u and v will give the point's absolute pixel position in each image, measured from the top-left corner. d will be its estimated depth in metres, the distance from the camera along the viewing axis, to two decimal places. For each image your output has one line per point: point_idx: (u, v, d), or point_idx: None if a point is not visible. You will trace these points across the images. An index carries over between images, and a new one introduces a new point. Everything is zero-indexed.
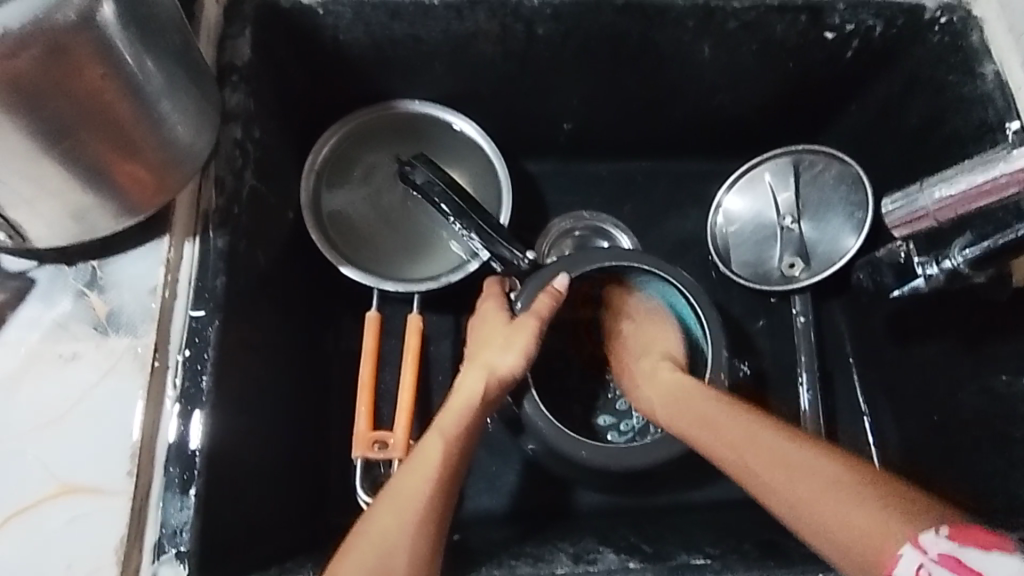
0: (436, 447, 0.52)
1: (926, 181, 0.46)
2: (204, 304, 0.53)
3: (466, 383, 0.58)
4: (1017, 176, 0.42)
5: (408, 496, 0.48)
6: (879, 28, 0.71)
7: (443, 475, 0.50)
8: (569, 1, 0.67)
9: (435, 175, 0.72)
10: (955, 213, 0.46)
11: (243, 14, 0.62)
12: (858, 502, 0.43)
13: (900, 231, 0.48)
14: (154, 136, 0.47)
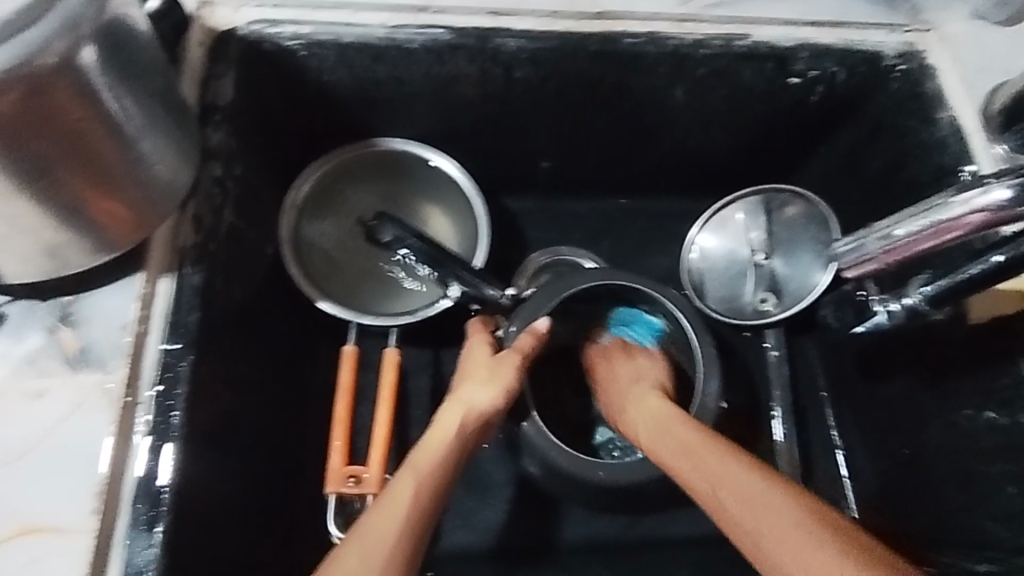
0: (409, 482, 0.51)
1: (877, 224, 0.45)
2: (178, 340, 0.53)
3: (444, 418, 0.58)
4: (961, 216, 0.40)
5: (381, 530, 0.48)
6: (843, 75, 0.74)
7: (417, 511, 0.50)
8: (544, 47, 0.69)
9: (404, 228, 0.74)
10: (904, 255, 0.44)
11: (227, 55, 0.64)
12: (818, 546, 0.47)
13: (855, 273, 0.48)
14: (132, 174, 0.48)
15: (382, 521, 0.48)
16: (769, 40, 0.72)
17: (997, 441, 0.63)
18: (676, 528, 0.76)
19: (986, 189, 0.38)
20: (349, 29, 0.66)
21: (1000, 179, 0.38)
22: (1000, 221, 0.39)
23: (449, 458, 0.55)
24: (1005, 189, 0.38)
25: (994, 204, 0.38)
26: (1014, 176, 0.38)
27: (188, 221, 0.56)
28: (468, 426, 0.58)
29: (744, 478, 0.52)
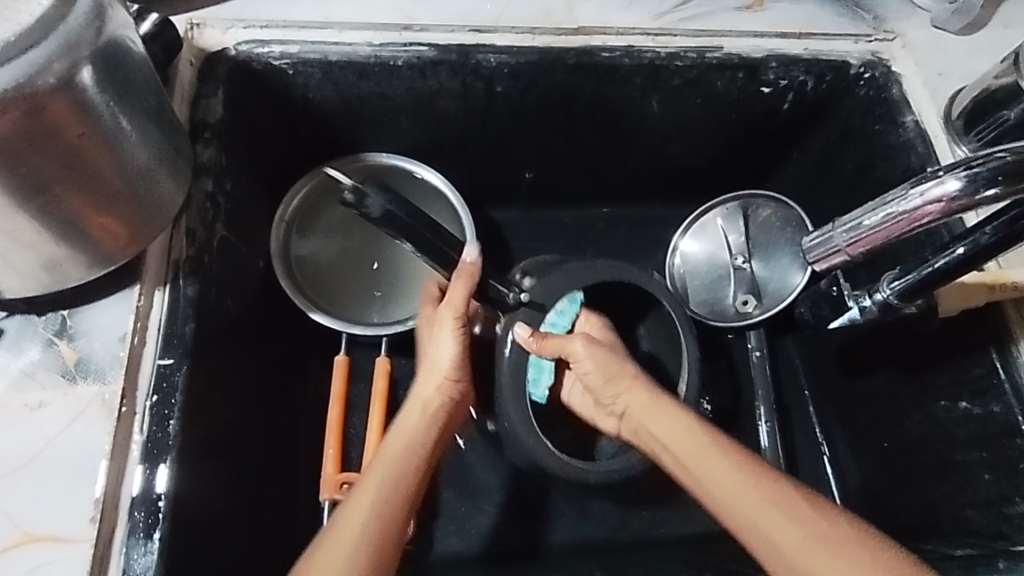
0: (375, 481, 0.53)
1: (837, 221, 0.44)
2: (173, 351, 0.54)
3: (406, 415, 0.59)
4: (933, 203, 0.39)
5: (346, 532, 0.50)
6: (811, 83, 0.78)
7: (389, 504, 0.52)
8: (524, 61, 0.72)
9: (395, 210, 0.59)
10: (871, 246, 0.42)
11: (217, 75, 0.66)
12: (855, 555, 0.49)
13: (818, 267, 0.45)
14: (128, 189, 0.50)
15: (347, 522, 0.50)
16: (739, 51, 0.75)
17: (970, 429, 0.65)
18: (667, 526, 0.77)
19: (940, 180, 0.39)
20: (334, 47, 0.68)
21: (951, 170, 0.39)
22: (956, 212, 0.39)
23: (416, 445, 0.57)
24: (958, 179, 0.38)
25: (949, 194, 0.39)
26: (965, 167, 0.39)
27: (180, 235, 0.58)
28: (435, 406, 0.60)
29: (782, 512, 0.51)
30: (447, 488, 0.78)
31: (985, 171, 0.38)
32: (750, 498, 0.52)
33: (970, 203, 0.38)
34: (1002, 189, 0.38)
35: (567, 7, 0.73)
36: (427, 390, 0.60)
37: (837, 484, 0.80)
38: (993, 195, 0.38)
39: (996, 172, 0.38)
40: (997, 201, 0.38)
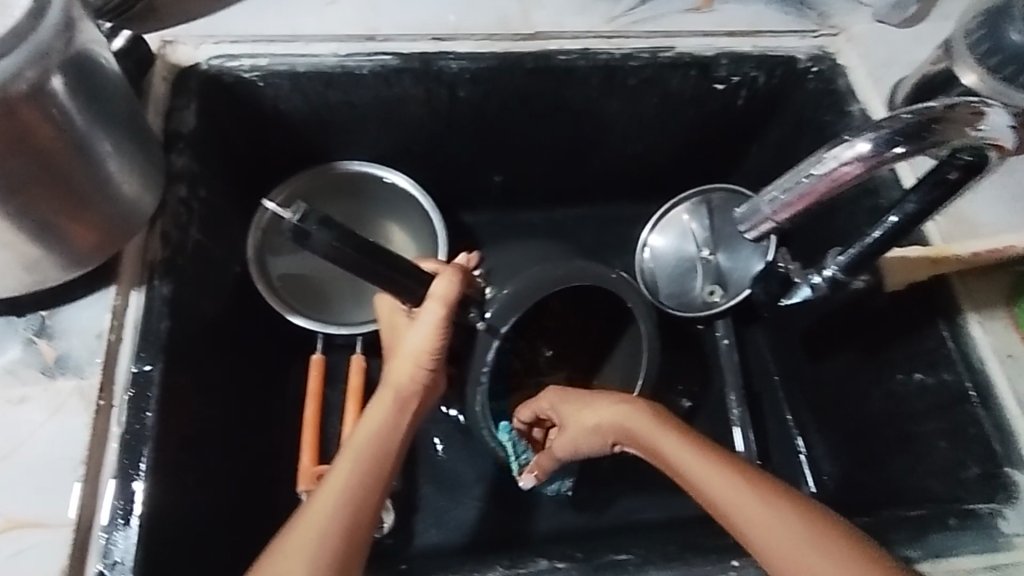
0: (345, 472, 0.54)
1: (763, 190, 0.45)
2: (149, 347, 0.56)
3: (375, 408, 0.60)
4: (847, 166, 0.42)
5: (315, 513, 0.52)
6: (762, 77, 0.81)
7: (359, 486, 0.54)
8: (485, 66, 0.75)
9: (340, 247, 0.59)
10: (794, 212, 0.44)
11: (190, 88, 0.69)
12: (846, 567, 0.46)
13: (749, 237, 0.47)
14: (102, 192, 0.52)
15: (320, 502, 0.52)
16: (690, 50, 0.78)
17: (925, 399, 0.67)
18: (643, 511, 0.79)
19: (851, 142, 0.41)
20: (302, 59, 0.72)
21: (861, 134, 0.42)
22: (869, 171, 0.42)
23: (388, 431, 0.59)
24: (867, 140, 0.41)
25: (860, 154, 0.41)
26: (873, 129, 0.41)
27: (155, 238, 0.60)
28: (407, 394, 0.61)
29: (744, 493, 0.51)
30: (425, 483, 0.80)
31: (889, 134, 0.41)
32: (745, 500, 0.50)
33: (880, 161, 0.41)
34: (909, 146, 0.41)
35: (522, 14, 0.77)
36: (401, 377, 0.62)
37: (807, 464, 0.83)
38: (902, 152, 0.41)
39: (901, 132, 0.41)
40: (904, 157, 0.41)
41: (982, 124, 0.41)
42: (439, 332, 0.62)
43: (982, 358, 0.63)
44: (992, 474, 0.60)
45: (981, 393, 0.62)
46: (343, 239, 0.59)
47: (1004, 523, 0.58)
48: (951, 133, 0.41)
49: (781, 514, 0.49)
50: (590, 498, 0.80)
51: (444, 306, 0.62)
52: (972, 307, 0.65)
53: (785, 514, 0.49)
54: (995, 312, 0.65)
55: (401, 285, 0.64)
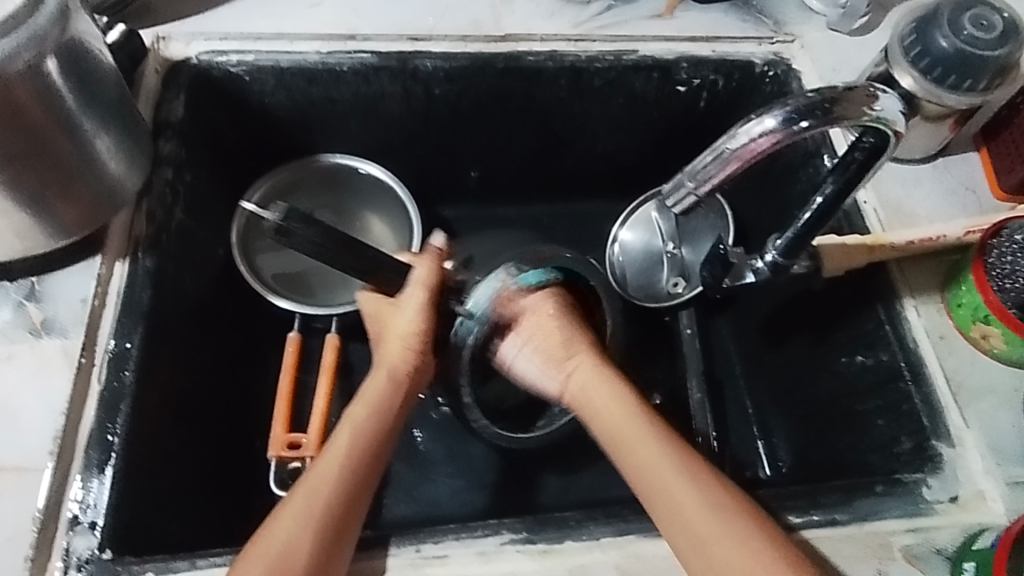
0: (343, 448, 0.58)
1: (686, 166, 0.52)
2: (129, 313, 0.61)
3: (369, 388, 0.63)
4: (757, 139, 0.48)
5: (308, 490, 0.56)
6: (721, 81, 0.85)
7: (352, 464, 0.58)
8: (457, 65, 0.80)
9: (323, 242, 0.60)
10: (714, 183, 0.51)
11: (179, 81, 0.74)
12: (742, 547, 0.53)
13: (676, 209, 0.54)
14: (91, 167, 0.57)
15: (318, 477, 0.56)
16: (653, 54, 0.83)
17: (866, 380, 0.71)
18: (603, 490, 0.83)
19: (760, 119, 0.48)
20: (286, 56, 0.77)
21: (768, 112, 0.48)
22: (776, 143, 0.48)
23: (380, 409, 0.62)
24: (773, 117, 0.48)
25: (768, 128, 0.48)
26: (779, 107, 0.48)
27: (140, 216, 0.65)
28: (401, 373, 0.64)
29: (665, 460, 0.57)
30: (397, 460, 0.83)
31: (792, 110, 0.47)
32: (664, 467, 0.57)
33: (785, 134, 0.48)
34: (810, 121, 0.47)
35: (494, 18, 0.82)
36: (392, 358, 0.64)
37: (765, 449, 0.86)
38: (805, 126, 0.47)
39: (800, 110, 0.48)
40: (811, 131, 0.48)
41: (875, 106, 0.50)
42: (427, 315, 0.64)
43: (916, 338, 0.67)
44: (922, 446, 0.64)
45: (913, 371, 0.66)
46: (324, 235, 0.60)
47: (927, 491, 0.61)
48: (850, 111, 0.48)
49: (692, 482, 0.56)
50: (554, 477, 0.83)
51: (428, 291, 0.65)
52: (908, 292, 0.69)
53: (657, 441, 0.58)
54: (930, 296, 0.69)
55: (380, 274, 0.64)
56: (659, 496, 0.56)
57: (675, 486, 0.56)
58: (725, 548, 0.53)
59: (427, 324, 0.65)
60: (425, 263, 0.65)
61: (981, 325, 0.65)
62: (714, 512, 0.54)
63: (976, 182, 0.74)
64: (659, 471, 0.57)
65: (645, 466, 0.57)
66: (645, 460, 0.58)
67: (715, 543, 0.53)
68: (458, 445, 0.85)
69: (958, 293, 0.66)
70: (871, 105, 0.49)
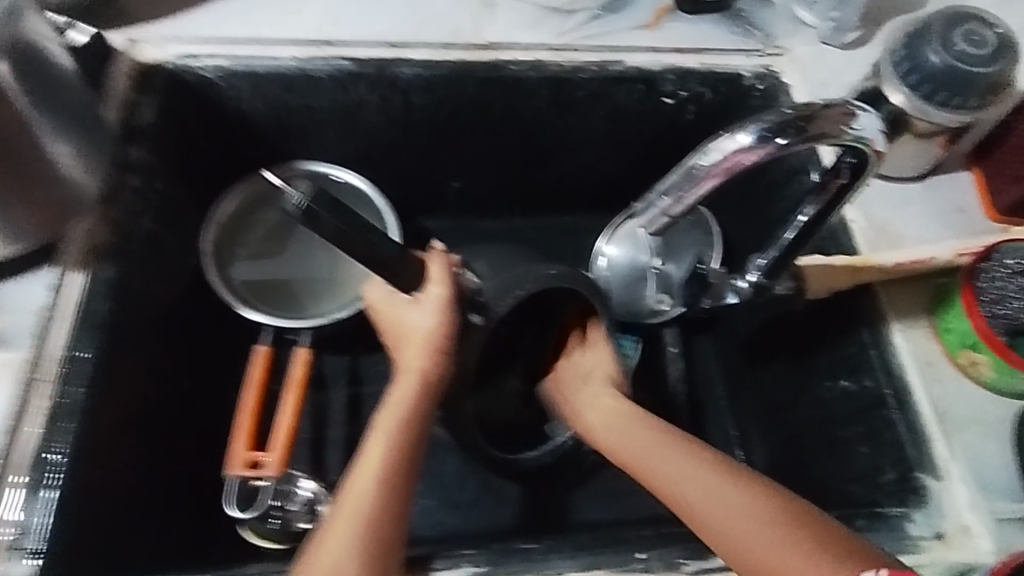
0: (377, 453, 0.56)
1: (656, 186, 0.50)
2: (83, 326, 0.59)
3: (398, 392, 0.60)
4: (732, 157, 0.46)
5: (347, 514, 0.52)
6: (708, 94, 0.83)
7: (388, 478, 0.54)
8: (436, 74, 0.78)
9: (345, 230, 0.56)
10: (685, 203, 0.49)
11: (149, 85, 0.72)
12: (779, 531, 0.49)
13: (647, 230, 0.52)
14: (47, 173, 0.57)
15: (354, 484, 0.54)
16: (638, 65, 0.81)
17: (847, 406, 0.68)
18: (577, 513, 0.80)
19: (734, 136, 0.46)
20: (260, 62, 0.75)
21: (742, 128, 0.46)
22: (750, 160, 0.46)
23: (409, 417, 0.59)
24: (748, 133, 0.46)
25: (742, 146, 0.46)
26: (753, 123, 0.46)
27: (106, 225, 0.63)
28: (431, 375, 0.61)
29: (685, 462, 0.56)
30: None
31: (766, 127, 0.45)
32: (681, 467, 0.56)
33: (760, 151, 0.46)
34: (785, 138, 0.45)
35: (477, 26, 0.80)
36: (417, 363, 0.62)
37: None
38: (781, 143, 0.45)
39: (775, 127, 0.46)
40: (786, 149, 0.46)
41: (854, 124, 0.47)
42: (443, 314, 0.63)
43: (902, 364, 0.64)
44: (905, 478, 0.62)
45: (898, 398, 0.64)
46: (351, 223, 0.57)
47: (910, 526, 0.59)
48: (829, 128, 0.46)
49: (723, 479, 0.54)
50: (528, 499, 0.81)
51: (448, 287, 0.64)
52: (894, 316, 0.66)
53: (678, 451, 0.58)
54: (918, 320, 0.66)
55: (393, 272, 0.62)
56: (687, 495, 0.54)
57: (701, 491, 0.54)
58: (761, 536, 0.50)
59: (447, 322, 0.63)
60: (437, 262, 0.65)
61: (970, 351, 0.62)
62: (749, 503, 0.52)
63: (967, 203, 0.72)
64: (676, 471, 0.56)
65: (663, 471, 0.57)
66: (660, 465, 0.58)
67: (749, 532, 0.50)
68: (431, 464, 0.82)
69: (946, 317, 0.64)
70: (850, 123, 0.47)
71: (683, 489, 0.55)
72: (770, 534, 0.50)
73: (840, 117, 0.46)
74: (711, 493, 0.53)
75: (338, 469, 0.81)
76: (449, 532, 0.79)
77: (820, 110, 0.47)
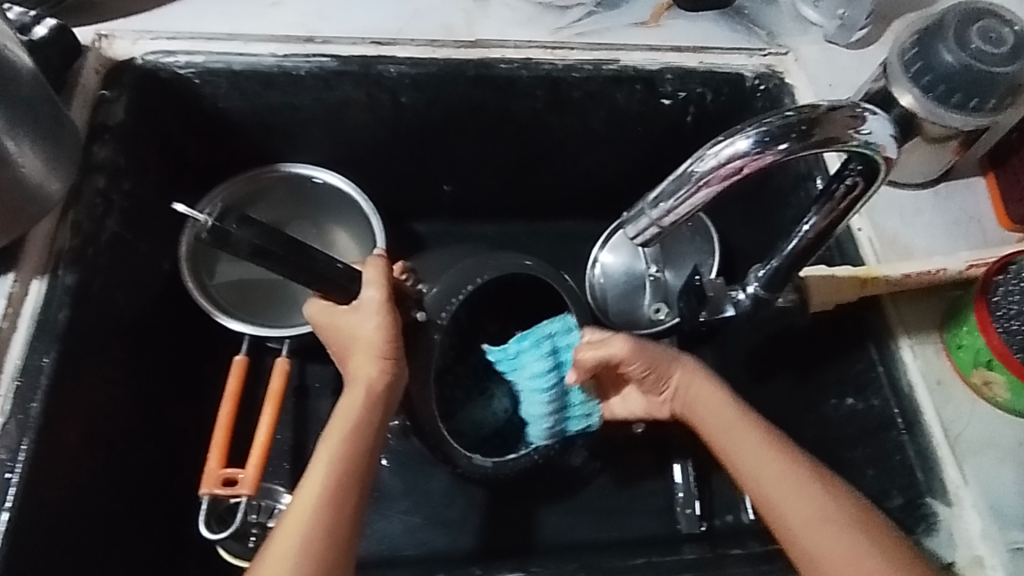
0: (321, 471, 0.51)
1: (648, 195, 0.46)
2: (42, 336, 0.56)
3: (344, 405, 0.56)
4: (728, 165, 0.43)
5: (288, 535, 0.49)
6: (709, 95, 0.79)
7: (332, 495, 0.50)
8: (424, 71, 0.74)
9: (264, 245, 0.55)
10: (678, 214, 0.45)
11: (122, 82, 0.69)
12: (877, 556, 0.49)
13: (639, 242, 0.48)
14: (5, 174, 0.52)
15: (295, 508, 0.50)
16: (634, 64, 0.77)
17: (856, 425, 0.65)
18: (566, 531, 0.77)
19: (731, 141, 0.42)
20: (239, 58, 0.72)
21: (740, 133, 0.43)
22: (750, 167, 0.43)
23: (359, 427, 0.55)
24: (746, 139, 0.42)
25: (740, 152, 0.42)
26: (751, 128, 0.43)
27: (66, 228, 0.60)
28: (378, 387, 0.57)
29: (781, 465, 0.54)
30: None
31: (767, 132, 0.42)
32: (773, 471, 0.54)
33: (760, 157, 0.42)
34: (788, 144, 0.42)
35: (466, 22, 0.77)
36: (366, 372, 0.58)
37: None
38: (782, 149, 0.42)
39: (775, 132, 0.42)
40: (787, 155, 0.43)
41: (863, 127, 0.44)
42: (387, 318, 0.59)
43: (911, 383, 0.61)
44: (915, 503, 0.59)
45: (907, 419, 0.60)
46: (266, 237, 0.55)
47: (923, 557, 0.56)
48: (834, 132, 0.43)
49: (818, 491, 0.52)
50: (517, 516, 0.77)
51: (385, 290, 0.60)
52: (903, 331, 0.63)
53: (778, 458, 0.54)
54: (927, 336, 0.62)
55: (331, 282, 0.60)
56: (777, 498, 0.53)
57: (797, 499, 0.52)
58: (854, 556, 0.50)
59: (390, 327, 0.59)
60: (374, 266, 0.61)
61: (984, 370, 0.59)
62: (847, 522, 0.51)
63: (980, 211, 0.68)
64: (769, 474, 0.54)
65: (751, 469, 0.55)
66: (749, 464, 0.55)
67: (842, 550, 0.50)
68: (418, 478, 0.79)
69: (958, 334, 0.60)
70: (857, 127, 0.44)
71: (773, 494, 0.53)
72: (865, 555, 0.49)
73: (847, 121, 0.43)
74: (804, 502, 0.52)
75: None
76: (434, 550, 0.76)
77: (822, 112, 0.43)
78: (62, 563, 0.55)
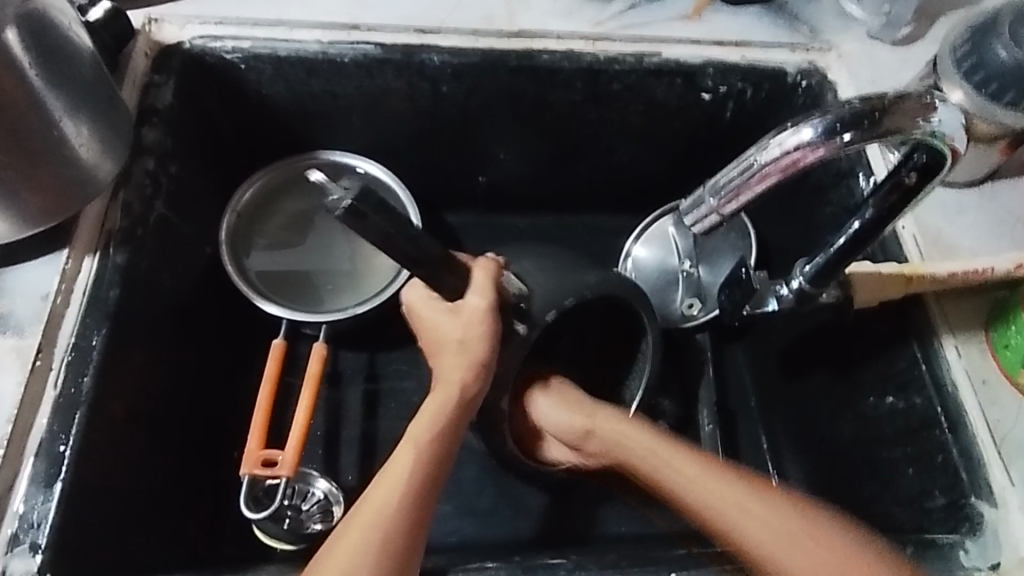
0: (406, 464, 0.53)
1: (707, 183, 0.47)
2: (94, 315, 0.57)
3: (434, 404, 0.57)
4: (792, 153, 0.43)
5: (370, 521, 0.49)
6: (750, 91, 0.79)
7: (413, 494, 0.51)
8: (466, 61, 0.74)
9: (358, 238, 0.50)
10: (738, 203, 0.46)
11: (170, 67, 0.69)
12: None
13: (697, 230, 0.49)
14: (63, 154, 0.53)
15: (377, 498, 0.51)
16: (676, 58, 0.77)
17: (896, 424, 0.65)
18: (601, 524, 0.77)
19: (795, 129, 0.43)
20: (284, 44, 0.72)
21: (804, 121, 0.43)
22: (813, 157, 0.43)
23: (446, 424, 0.56)
24: (811, 128, 0.43)
25: (804, 141, 0.43)
26: (815, 117, 0.43)
27: (116, 208, 0.61)
28: (468, 391, 0.57)
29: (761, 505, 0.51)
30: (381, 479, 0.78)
31: (834, 120, 0.43)
32: (756, 513, 0.50)
33: (825, 146, 0.43)
34: (855, 132, 0.43)
35: (508, 13, 0.77)
36: (458, 375, 0.57)
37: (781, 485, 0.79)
38: (847, 139, 0.43)
39: (843, 120, 0.43)
40: (851, 145, 0.43)
41: (931, 118, 0.44)
42: (492, 327, 0.58)
43: (955, 382, 0.60)
44: (957, 503, 0.58)
45: (951, 419, 0.60)
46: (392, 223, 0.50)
47: (964, 556, 0.55)
48: (902, 123, 0.43)
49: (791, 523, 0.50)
50: (547, 505, 0.78)
51: (491, 297, 0.58)
52: (947, 330, 0.62)
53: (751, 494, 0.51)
54: (972, 336, 0.62)
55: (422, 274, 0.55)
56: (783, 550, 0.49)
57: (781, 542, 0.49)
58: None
59: (490, 333, 0.58)
60: (482, 269, 0.59)
61: None
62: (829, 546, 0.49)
63: None
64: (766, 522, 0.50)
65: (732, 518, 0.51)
66: (741, 516, 0.51)
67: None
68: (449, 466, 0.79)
69: (1006, 333, 0.59)
70: (924, 116, 0.44)
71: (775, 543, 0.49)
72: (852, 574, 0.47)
73: (914, 110, 0.43)
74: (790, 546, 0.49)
75: (353, 468, 0.78)
76: (467, 539, 0.76)
77: (889, 102, 0.43)
78: (109, 537, 0.56)
